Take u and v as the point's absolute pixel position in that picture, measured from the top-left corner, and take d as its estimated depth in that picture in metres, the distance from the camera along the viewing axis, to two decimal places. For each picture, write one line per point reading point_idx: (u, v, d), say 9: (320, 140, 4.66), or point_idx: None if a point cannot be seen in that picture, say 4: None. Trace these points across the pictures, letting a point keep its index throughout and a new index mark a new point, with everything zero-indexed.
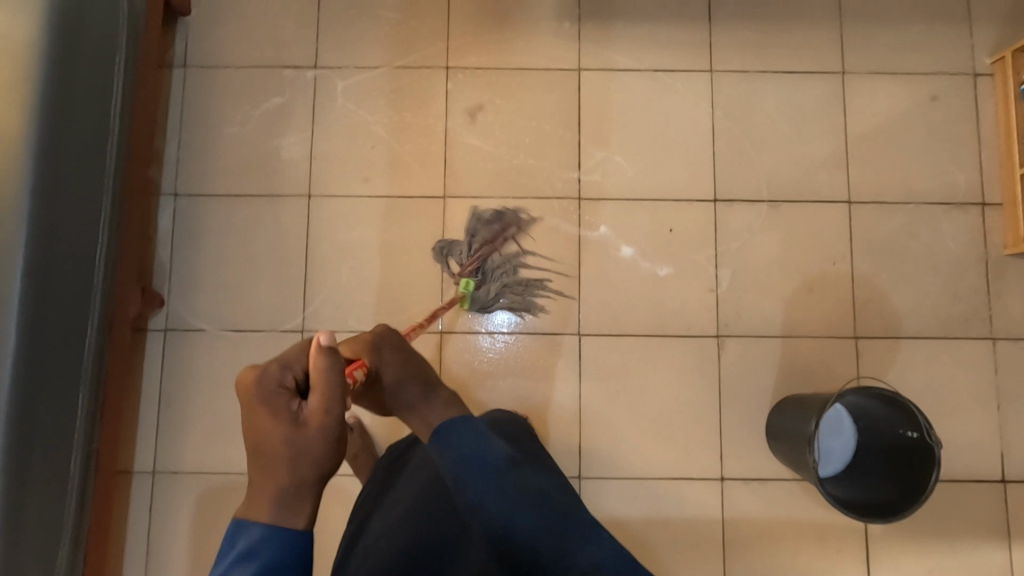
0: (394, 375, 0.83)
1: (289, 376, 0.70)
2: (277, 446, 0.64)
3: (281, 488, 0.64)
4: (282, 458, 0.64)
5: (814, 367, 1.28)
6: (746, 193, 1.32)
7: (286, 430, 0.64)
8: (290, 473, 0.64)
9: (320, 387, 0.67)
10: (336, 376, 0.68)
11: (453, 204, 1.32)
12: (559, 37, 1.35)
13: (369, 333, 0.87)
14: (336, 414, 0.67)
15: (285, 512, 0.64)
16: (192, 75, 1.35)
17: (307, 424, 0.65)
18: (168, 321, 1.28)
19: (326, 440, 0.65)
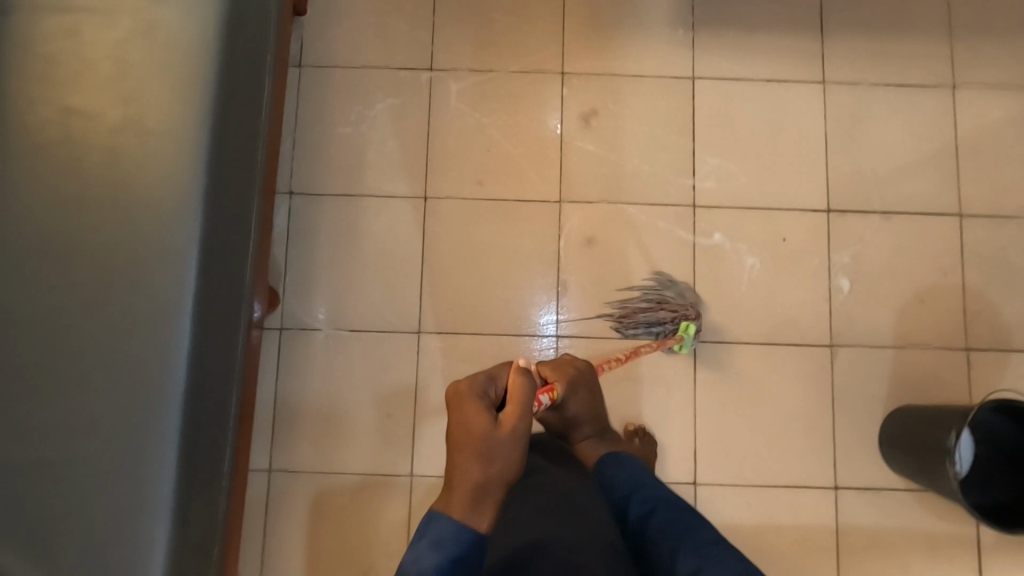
0: (577, 411, 1.11)
1: (487, 384, 0.91)
2: (511, 457, 0.81)
3: (468, 484, 0.78)
4: (480, 450, 0.80)
5: (926, 378, 1.28)
6: (858, 204, 1.33)
7: (478, 424, 0.82)
8: (486, 472, 0.79)
9: (516, 399, 0.86)
10: (528, 389, 0.88)
11: (568, 208, 1.32)
12: (672, 44, 1.36)
13: (569, 368, 1.13)
14: (520, 421, 0.84)
15: (477, 506, 0.77)
16: (307, 74, 1.35)
17: (500, 425, 0.83)
18: (284, 319, 1.28)
19: (514, 440, 0.82)
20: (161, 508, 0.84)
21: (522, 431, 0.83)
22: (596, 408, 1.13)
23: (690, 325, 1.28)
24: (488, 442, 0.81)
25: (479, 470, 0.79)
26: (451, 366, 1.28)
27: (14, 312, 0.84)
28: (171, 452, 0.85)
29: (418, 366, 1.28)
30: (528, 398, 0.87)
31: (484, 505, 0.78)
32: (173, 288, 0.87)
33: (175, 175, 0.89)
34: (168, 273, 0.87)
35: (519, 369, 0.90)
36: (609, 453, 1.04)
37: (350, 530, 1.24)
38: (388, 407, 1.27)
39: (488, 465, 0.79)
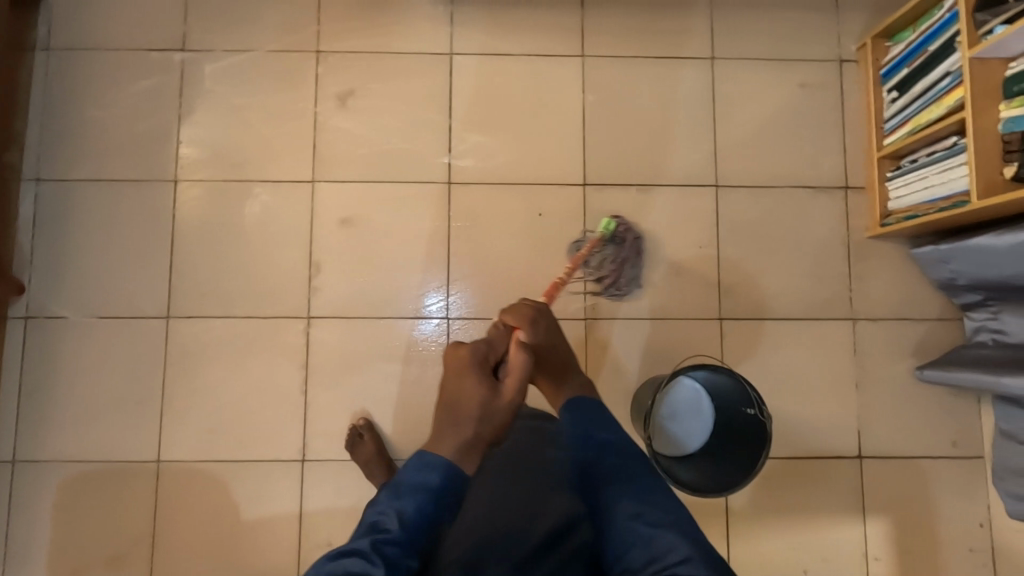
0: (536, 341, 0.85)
1: (488, 350, 0.79)
2: (482, 413, 0.73)
3: (456, 449, 0.72)
4: (448, 429, 0.73)
5: (678, 349, 1.30)
6: (616, 177, 1.33)
7: (477, 392, 0.74)
8: (482, 430, 0.73)
9: (513, 372, 0.78)
10: (526, 359, 0.79)
11: (323, 188, 1.30)
12: (431, 21, 1.34)
13: (524, 304, 0.88)
14: (520, 392, 0.76)
15: (461, 461, 0.71)
16: (55, 57, 1.32)
17: (501, 393, 0.75)
18: (29, 308, 1.26)
19: (513, 411, 0.76)
20: None
21: (521, 397, 0.76)
22: (558, 335, 0.88)
23: (612, 219, 1.26)
24: (485, 403, 0.74)
25: (453, 437, 0.72)
26: (206, 353, 1.27)
27: None
28: None
29: (168, 350, 1.26)
30: (526, 374, 0.78)
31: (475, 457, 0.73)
32: None
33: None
34: None
35: (521, 342, 0.80)
36: (584, 396, 0.88)
37: (97, 519, 1.22)
38: (137, 393, 1.25)
39: (481, 424, 0.73)
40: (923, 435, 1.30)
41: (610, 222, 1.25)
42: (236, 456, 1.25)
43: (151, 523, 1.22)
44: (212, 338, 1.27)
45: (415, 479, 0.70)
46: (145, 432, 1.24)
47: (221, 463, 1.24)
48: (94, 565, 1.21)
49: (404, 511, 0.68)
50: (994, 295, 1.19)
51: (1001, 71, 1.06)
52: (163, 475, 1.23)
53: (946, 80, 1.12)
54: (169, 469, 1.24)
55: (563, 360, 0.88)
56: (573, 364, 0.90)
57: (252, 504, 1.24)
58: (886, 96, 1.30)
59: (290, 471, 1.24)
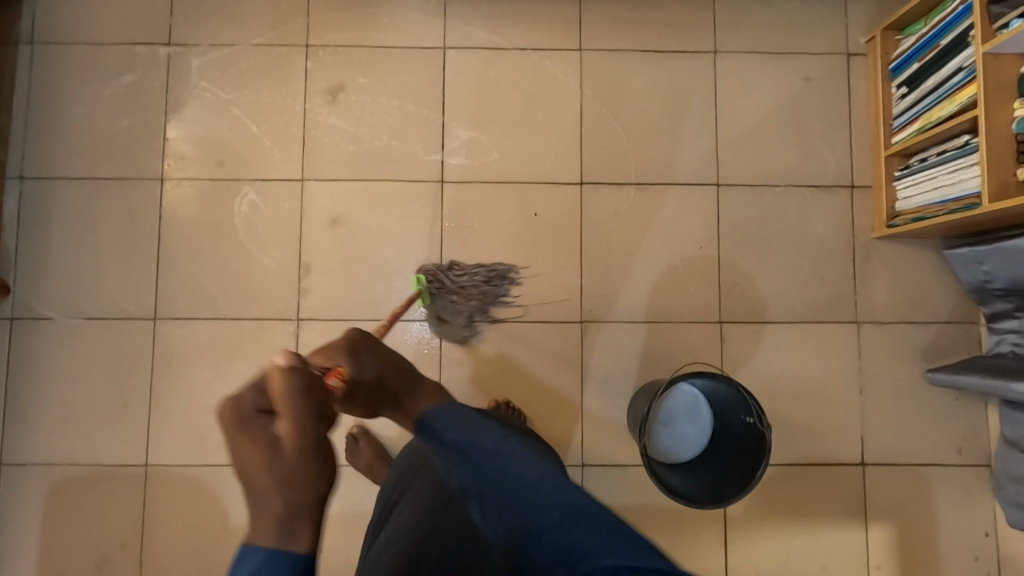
0: (374, 372, 0.71)
1: (258, 398, 0.55)
2: (290, 481, 0.51)
3: (276, 517, 0.49)
4: (263, 495, 0.50)
5: (675, 352, 1.26)
6: (613, 175, 1.29)
7: (254, 455, 0.51)
8: (295, 503, 0.50)
9: (283, 403, 0.54)
10: (310, 375, 0.56)
11: (311, 187, 1.27)
12: (422, 13, 1.31)
13: (337, 338, 0.74)
14: (318, 424, 0.54)
15: (288, 538, 0.49)
16: (38, 52, 1.29)
17: (285, 444, 0.52)
18: (15, 309, 1.24)
19: (315, 457, 0.52)
20: None
21: (325, 431, 0.54)
22: (388, 359, 0.73)
23: None
24: (272, 476, 0.51)
25: (269, 508, 0.50)
26: (192, 355, 1.24)
27: None
28: None
29: (154, 352, 1.24)
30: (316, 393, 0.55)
31: (301, 517, 0.50)
32: None
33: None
34: None
35: (281, 362, 0.55)
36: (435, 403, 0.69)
37: (84, 523, 1.21)
38: (123, 396, 1.23)
39: (289, 495, 0.50)
40: (928, 442, 1.27)
41: (421, 278, 1.23)
42: (223, 460, 1.22)
43: (139, 528, 1.21)
44: (200, 340, 1.24)
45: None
46: (132, 435, 1.22)
47: (208, 467, 1.22)
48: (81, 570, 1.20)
49: None
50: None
51: (1014, 67, 1.02)
52: (150, 480, 1.22)
53: (959, 75, 1.08)
54: (156, 473, 1.22)
55: (393, 372, 0.72)
56: (417, 373, 0.72)
57: (241, 510, 1.22)
58: (895, 92, 1.25)
59: None
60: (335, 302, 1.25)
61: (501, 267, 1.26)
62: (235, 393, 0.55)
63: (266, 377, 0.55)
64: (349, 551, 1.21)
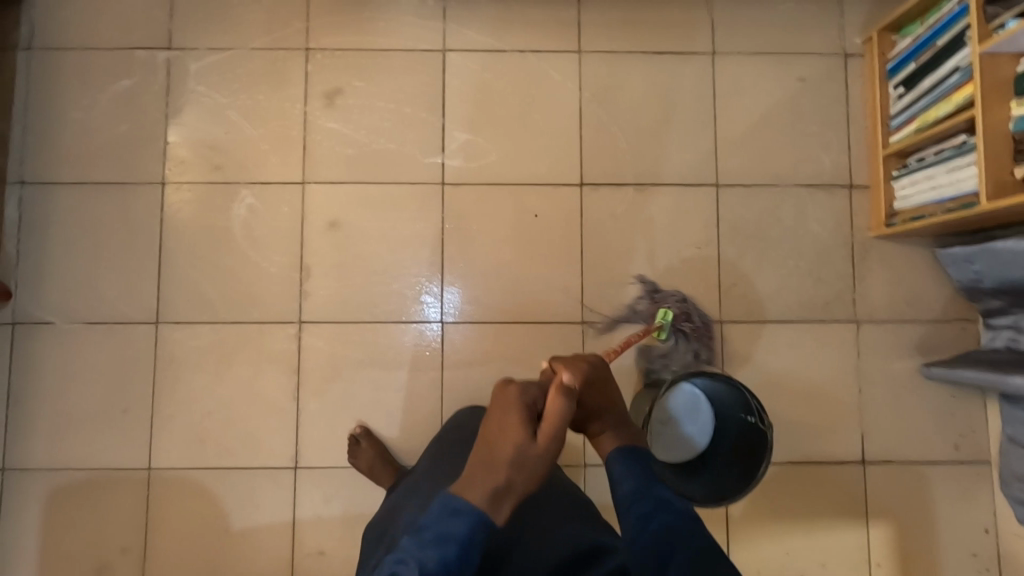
0: (597, 404, 0.83)
1: (537, 399, 0.76)
2: (512, 454, 0.69)
3: (485, 493, 0.67)
4: (502, 468, 0.69)
5: (676, 352, 1.27)
6: (612, 177, 1.29)
7: (514, 439, 0.70)
8: (515, 479, 0.69)
9: (550, 417, 0.72)
10: (567, 410, 0.73)
11: (311, 190, 1.27)
12: (421, 16, 1.31)
13: (581, 359, 0.85)
14: (559, 443, 0.71)
15: (492, 508, 0.67)
16: (37, 56, 1.29)
17: (536, 442, 0.71)
18: (15, 314, 1.24)
19: (549, 461, 0.71)
20: None
21: (557, 445, 0.71)
22: (619, 394, 0.85)
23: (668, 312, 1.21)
24: (517, 450, 0.70)
25: (490, 480, 0.68)
26: (193, 359, 1.24)
27: None
28: None
29: (156, 357, 1.24)
30: (567, 421, 0.73)
31: (513, 486, 0.68)
32: None
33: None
34: None
35: (562, 387, 0.74)
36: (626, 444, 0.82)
37: (86, 528, 1.21)
38: (125, 400, 1.23)
39: (515, 472, 0.69)
40: (927, 440, 1.28)
41: (667, 312, 1.21)
42: (225, 464, 1.22)
43: (142, 532, 1.21)
44: (202, 344, 1.24)
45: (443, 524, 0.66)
46: (133, 439, 1.23)
47: (210, 470, 1.22)
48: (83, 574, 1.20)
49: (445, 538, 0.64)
50: (1018, 302, 1.16)
51: (1010, 67, 1.02)
52: (152, 483, 1.22)
53: (955, 76, 1.08)
54: (159, 477, 1.22)
55: (612, 404, 0.84)
56: (617, 400, 0.85)
57: (244, 513, 1.22)
58: (892, 92, 1.26)
59: (281, 479, 1.22)
60: (336, 305, 1.25)
61: (503, 269, 1.27)
62: (511, 388, 0.74)
63: (529, 386, 0.76)
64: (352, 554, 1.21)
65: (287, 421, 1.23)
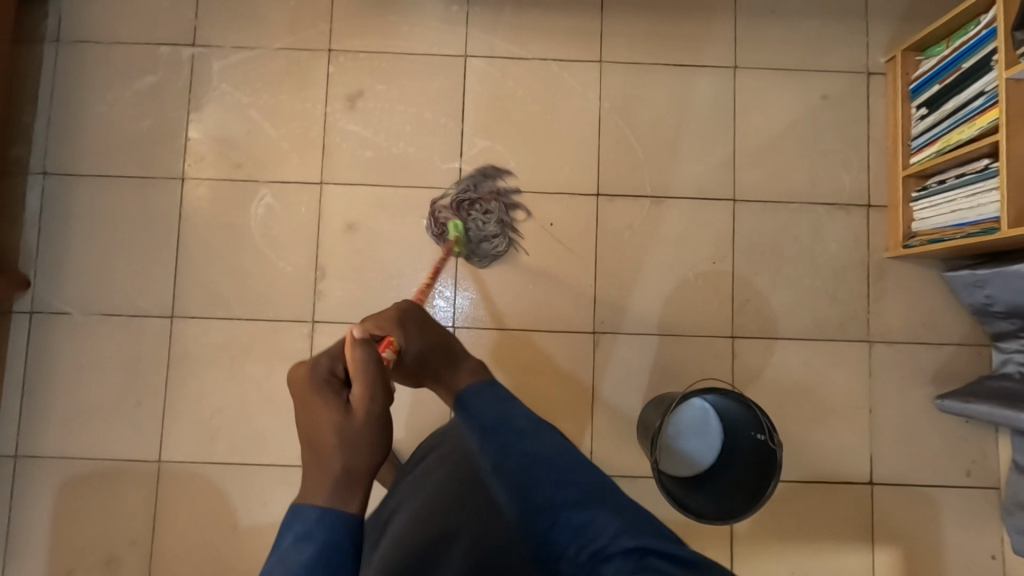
0: (418, 347, 0.78)
1: (336, 366, 0.67)
2: (334, 434, 0.61)
3: (332, 482, 0.59)
4: (334, 452, 0.60)
5: (686, 365, 1.26)
6: (629, 188, 1.29)
7: (329, 417, 0.62)
8: (351, 460, 0.60)
9: (359, 377, 0.64)
10: (371, 363, 0.65)
11: (329, 190, 1.27)
12: (444, 21, 1.31)
13: (388, 308, 0.82)
14: (378, 401, 0.63)
15: (342, 498, 0.58)
16: (63, 49, 1.30)
17: (354, 412, 0.63)
18: (34, 304, 1.25)
19: (378, 429, 0.62)
20: None
21: (377, 403, 0.63)
22: (445, 336, 0.79)
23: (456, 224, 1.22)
24: (337, 429, 0.61)
25: (330, 464, 0.60)
26: (207, 355, 1.25)
27: None
28: None
29: (170, 351, 1.25)
30: (380, 368, 0.65)
31: (347, 461, 0.60)
32: None
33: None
34: None
35: (356, 339, 0.67)
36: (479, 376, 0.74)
37: (95, 518, 1.22)
38: (137, 393, 1.24)
39: (349, 455, 0.61)
40: (937, 464, 1.27)
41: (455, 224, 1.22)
42: (234, 460, 1.23)
43: (149, 524, 1.22)
44: (215, 340, 1.25)
45: (291, 549, 0.55)
46: (144, 432, 1.24)
47: (219, 466, 1.23)
48: (90, 565, 1.21)
49: (306, 539, 0.55)
50: None
51: None
52: (162, 477, 1.23)
53: (980, 100, 1.09)
54: (168, 471, 1.23)
55: (445, 340, 0.78)
56: (456, 341, 0.79)
57: (251, 509, 1.23)
58: (914, 113, 1.25)
59: (290, 478, 1.23)
60: (350, 307, 1.26)
61: (517, 277, 1.27)
62: (314, 360, 0.67)
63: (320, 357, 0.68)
64: None
65: (297, 420, 1.24)
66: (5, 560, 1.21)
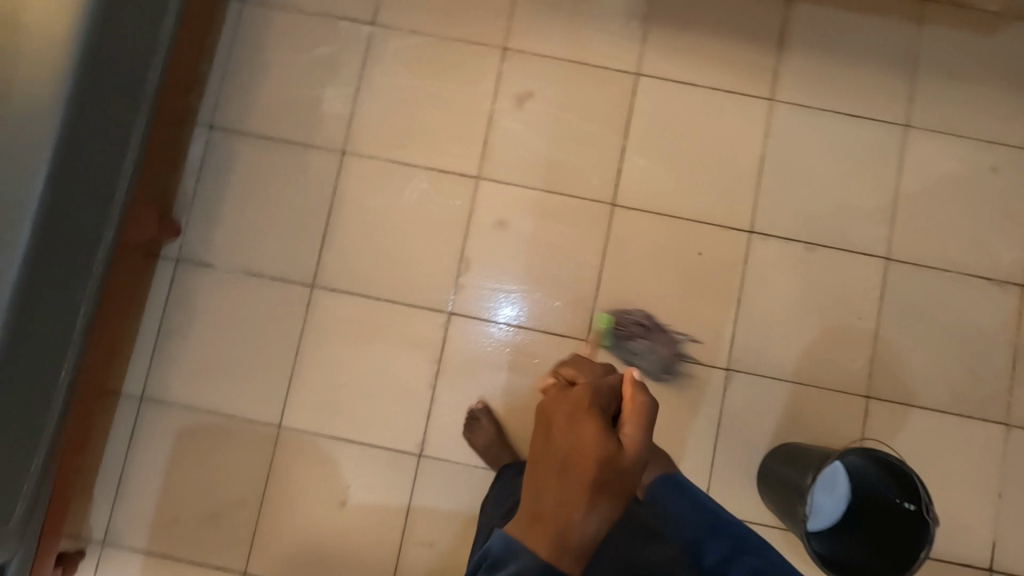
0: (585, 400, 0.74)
1: (607, 398, 0.63)
2: (600, 464, 0.56)
3: (580, 527, 0.54)
4: (586, 495, 0.55)
5: (815, 417, 1.24)
6: (783, 230, 1.27)
7: (600, 443, 0.57)
8: (604, 502, 0.55)
9: (637, 422, 0.61)
10: (650, 414, 0.62)
11: (485, 186, 1.28)
12: (621, 36, 1.31)
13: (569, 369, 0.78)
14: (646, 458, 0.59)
15: (577, 555, 0.54)
16: (249, 10, 1.33)
17: (623, 452, 0.58)
18: (181, 251, 1.27)
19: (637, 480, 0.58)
20: None
21: (647, 445, 0.60)
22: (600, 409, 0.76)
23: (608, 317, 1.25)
24: (603, 460, 0.57)
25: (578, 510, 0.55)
26: (340, 329, 1.26)
27: None
28: None
29: (305, 319, 1.26)
30: (655, 420, 0.62)
31: (615, 509, 0.56)
32: (15, 197, 0.88)
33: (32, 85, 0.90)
34: (10, 184, 0.88)
35: (636, 381, 0.65)
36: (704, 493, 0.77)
37: (207, 472, 1.23)
38: (267, 355, 1.25)
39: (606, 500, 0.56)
40: None
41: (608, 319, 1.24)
42: (352, 438, 1.23)
43: (261, 487, 1.22)
44: (351, 316, 1.26)
45: None
46: (268, 395, 1.24)
47: (337, 441, 1.23)
48: (196, 517, 1.22)
49: None
50: None
51: None
52: (279, 442, 1.23)
53: None
54: (286, 437, 1.23)
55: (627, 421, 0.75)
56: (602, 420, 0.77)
57: (362, 489, 1.22)
58: None
59: (404, 464, 1.23)
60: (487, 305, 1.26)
61: (656, 302, 1.26)
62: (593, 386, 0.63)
63: (589, 388, 0.63)
64: (459, 553, 1.21)
65: (420, 408, 1.24)
66: (116, 499, 1.22)
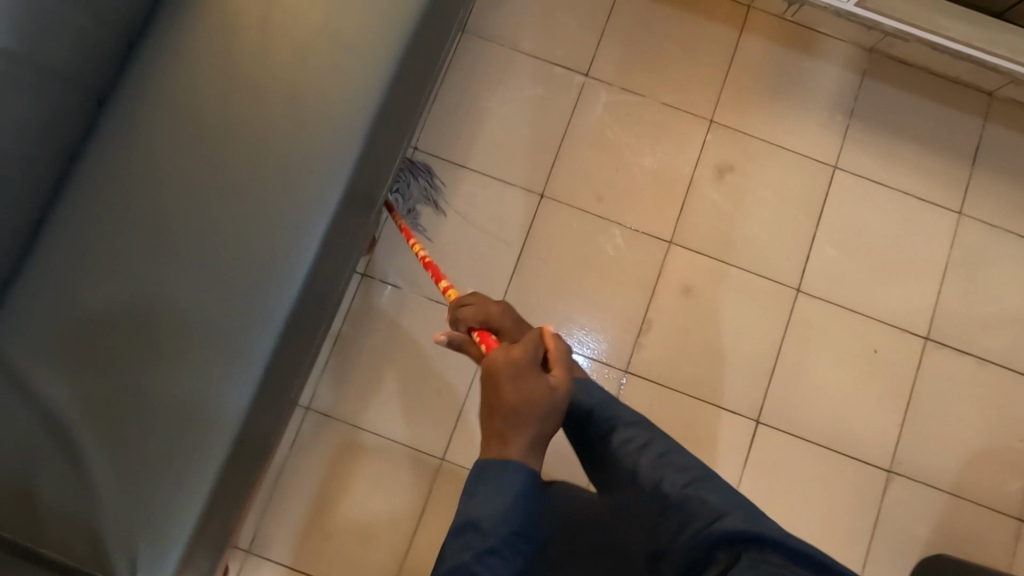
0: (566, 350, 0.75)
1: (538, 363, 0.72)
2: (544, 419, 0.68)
3: (523, 449, 0.67)
4: (530, 422, 0.67)
5: (969, 532, 1.25)
6: (958, 342, 1.30)
7: (542, 390, 0.68)
8: (545, 430, 0.68)
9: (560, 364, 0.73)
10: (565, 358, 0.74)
11: (676, 251, 1.29)
12: (825, 127, 1.35)
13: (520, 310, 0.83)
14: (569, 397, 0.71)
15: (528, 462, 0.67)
16: (467, 39, 1.35)
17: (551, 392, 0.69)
18: (368, 265, 1.27)
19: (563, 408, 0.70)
20: (224, 429, 0.80)
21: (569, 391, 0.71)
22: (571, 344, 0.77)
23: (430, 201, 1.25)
24: (546, 406, 0.68)
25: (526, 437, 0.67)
26: None
27: (185, 202, 0.84)
28: (249, 374, 0.81)
29: None
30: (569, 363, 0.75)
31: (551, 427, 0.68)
32: (295, 204, 0.85)
33: (322, 84, 0.88)
34: (291, 192, 0.85)
35: (554, 334, 0.75)
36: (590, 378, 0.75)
37: (361, 492, 1.21)
38: (438, 383, 1.24)
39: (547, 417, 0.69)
40: None
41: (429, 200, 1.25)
42: None
43: (415, 517, 1.20)
44: None
45: (491, 504, 0.65)
46: (434, 423, 1.23)
47: None
48: (345, 536, 1.19)
49: (500, 496, 0.65)
50: None
51: None
52: (438, 473, 1.22)
53: None
54: (447, 469, 1.22)
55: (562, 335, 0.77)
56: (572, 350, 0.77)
57: None
58: None
59: None
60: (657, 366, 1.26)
61: (828, 392, 1.28)
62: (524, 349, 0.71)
63: (517, 349, 0.71)
64: None
65: None
66: (267, 505, 1.19)
